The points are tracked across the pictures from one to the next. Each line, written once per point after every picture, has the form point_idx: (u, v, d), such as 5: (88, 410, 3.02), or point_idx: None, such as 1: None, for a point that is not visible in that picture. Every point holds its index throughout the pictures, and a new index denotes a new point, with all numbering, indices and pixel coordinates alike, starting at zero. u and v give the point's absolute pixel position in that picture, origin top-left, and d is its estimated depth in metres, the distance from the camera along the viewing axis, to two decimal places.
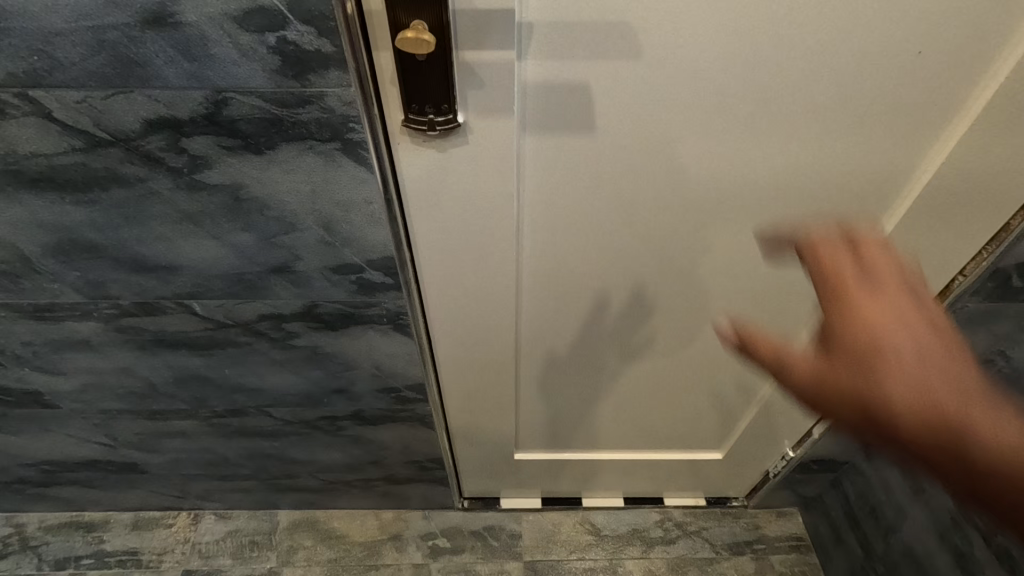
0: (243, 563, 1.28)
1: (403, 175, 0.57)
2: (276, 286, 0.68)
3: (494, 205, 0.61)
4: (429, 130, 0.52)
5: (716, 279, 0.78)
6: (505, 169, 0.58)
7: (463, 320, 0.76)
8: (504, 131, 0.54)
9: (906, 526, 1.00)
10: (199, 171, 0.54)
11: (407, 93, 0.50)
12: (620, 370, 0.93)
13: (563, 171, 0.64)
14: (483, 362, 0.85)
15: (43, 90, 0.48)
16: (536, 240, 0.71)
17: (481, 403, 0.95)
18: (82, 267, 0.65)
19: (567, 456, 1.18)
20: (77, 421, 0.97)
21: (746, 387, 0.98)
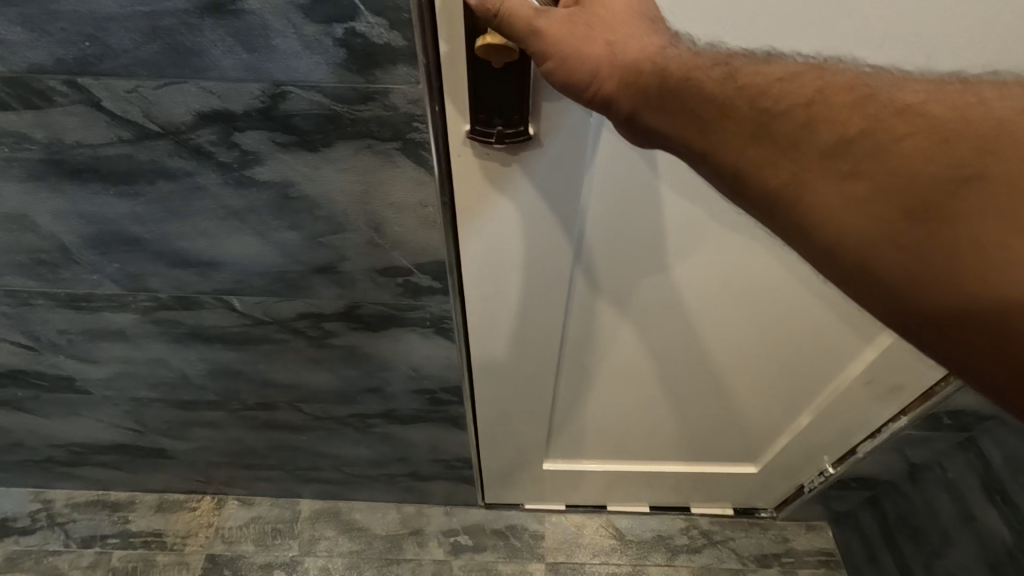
0: (265, 550, 1.28)
1: (460, 189, 0.54)
2: (319, 285, 0.65)
3: (553, 211, 0.56)
4: (496, 143, 0.48)
5: (770, 315, 0.73)
6: (572, 185, 0.54)
7: (504, 333, 0.73)
8: (576, 146, 0.51)
9: (951, 553, 0.97)
10: (249, 166, 0.51)
11: (477, 102, 0.46)
12: (656, 390, 0.89)
13: (632, 197, 0.57)
14: (517, 375, 0.81)
15: (92, 78, 0.45)
16: (592, 267, 0.66)
17: (513, 413, 0.92)
18: (122, 259, 0.63)
19: (589, 468, 1.14)
20: (108, 407, 0.96)
21: (787, 411, 0.95)
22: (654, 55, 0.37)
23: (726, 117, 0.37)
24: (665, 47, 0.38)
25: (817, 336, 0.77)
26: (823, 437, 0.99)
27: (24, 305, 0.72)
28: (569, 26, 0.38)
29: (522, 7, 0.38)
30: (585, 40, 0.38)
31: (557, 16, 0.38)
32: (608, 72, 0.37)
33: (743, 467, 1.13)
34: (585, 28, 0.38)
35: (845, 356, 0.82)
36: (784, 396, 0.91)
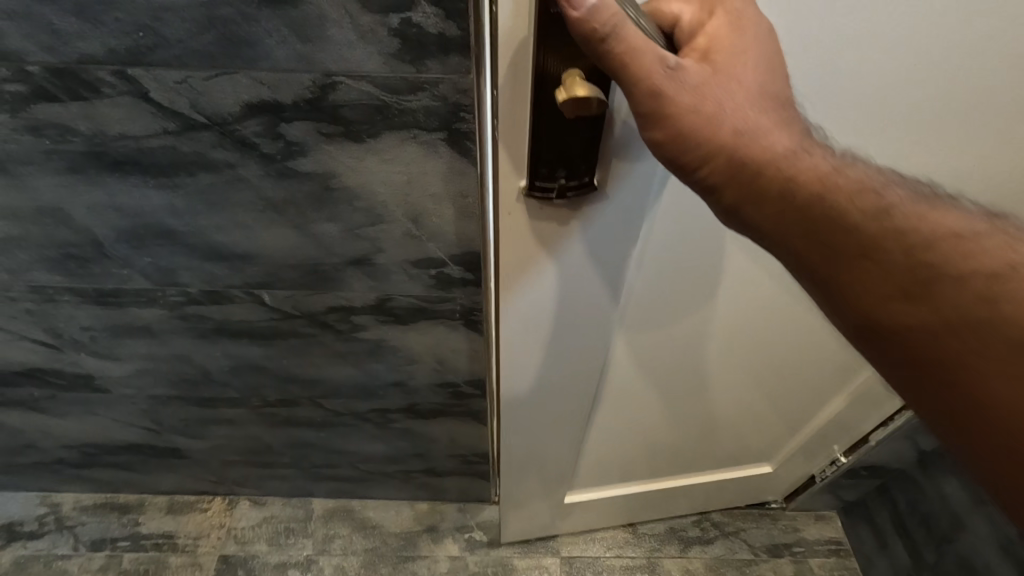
0: (279, 549, 1.28)
1: (510, 238, 0.51)
2: (352, 278, 0.66)
3: (604, 264, 0.54)
4: (556, 197, 0.46)
5: (783, 346, 0.78)
6: (628, 237, 0.52)
7: (539, 380, 0.70)
8: (639, 196, 0.48)
9: (963, 537, 1.00)
10: (292, 158, 0.52)
11: (539, 154, 0.43)
12: (667, 419, 0.89)
13: (671, 243, 0.56)
14: (540, 417, 0.78)
15: (143, 68, 0.45)
16: (631, 318, 0.66)
17: (525, 454, 0.87)
18: (155, 253, 0.63)
19: (587, 495, 1.09)
20: (125, 405, 0.95)
21: (795, 417, 0.96)
22: (779, 157, 0.35)
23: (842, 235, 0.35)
24: (794, 154, 0.36)
25: (824, 356, 0.82)
26: (829, 432, 1.01)
27: (50, 301, 0.71)
28: (690, 99, 0.34)
29: (647, 51, 0.33)
30: (708, 125, 0.34)
31: (679, 79, 0.34)
32: (723, 160, 0.35)
33: (761, 468, 1.13)
34: (713, 105, 0.34)
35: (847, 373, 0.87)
36: (791, 405, 0.93)
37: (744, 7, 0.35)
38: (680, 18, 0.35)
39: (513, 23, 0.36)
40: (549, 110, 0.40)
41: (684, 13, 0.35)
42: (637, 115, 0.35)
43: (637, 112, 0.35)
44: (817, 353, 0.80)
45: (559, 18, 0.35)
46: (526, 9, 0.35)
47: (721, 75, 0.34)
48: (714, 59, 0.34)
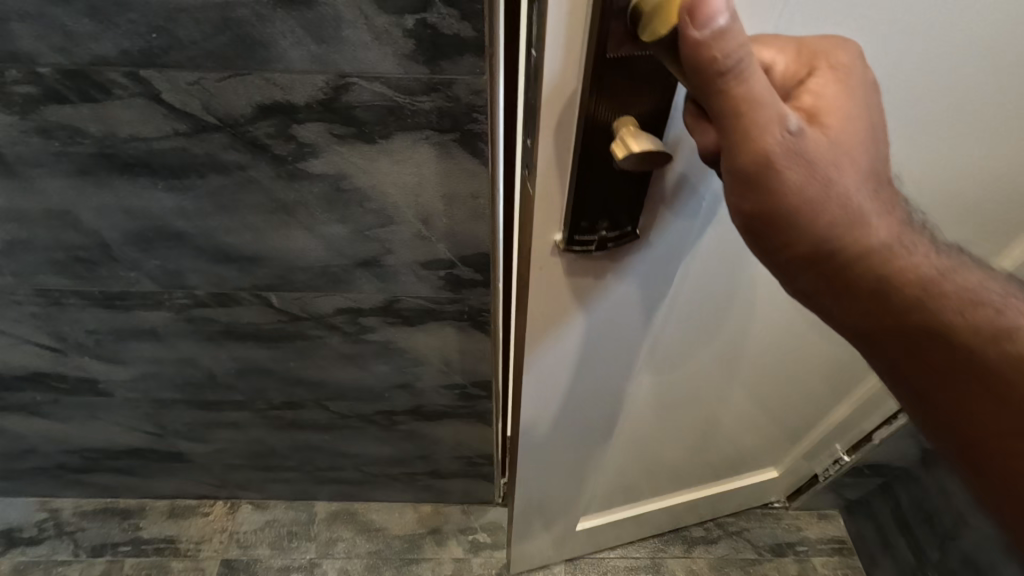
0: (282, 553, 1.27)
1: (548, 287, 0.50)
2: (361, 280, 0.66)
3: (637, 306, 0.56)
4: (596, 248, 0.46)
5: (791, 367, 0.81)
6: (663, 279, 0.53)
7: (566, 417, 0.70)
8: (676, 242, 0.50)
9: (966, 535, 1.00)
10: (304, 159, 0.52)
11: (582, 210, 0.43)
12: (681, 443, 0.90)
13: (699, 284, 0.57)
14: (561, 450, 0.77)
15: (156, 70, 0.45)
16: (660, 356, 0.66)
17: (541, 485, 0.85)
18: (162, 256, 0.63)
19: (598, 520, 1.07)
20: (129, 409, 0.95)
21: (796, 423, 0.98)
22: (861, 234, 0.34)
23: (867, 301, 0.36)
24: (863, 224, 0.34)
25: (829, 369, 0.85)
26: (824, 429, 1.03)
27: (55, 304, 0.71)
28: (797, 170, 0.32)
29: (770, 111, 0.30)
30: (799, 197, 0.32)
31: (794, 143, 0.31)
32: (804, 239, 0.34)
33: (766, 473, 1.16)
34: (819, 180, 0.32)
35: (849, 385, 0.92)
36: (794, 413, 0.95)
37: (851, 63, 0.34)
38: (776, 66, 0.34)
39: (563, 68, 0.35)
40: (594, 165, 0.40)
41: (778, 63, 0.34)
42: (730, 171, 0.32)
43: (731, 168, 0.32)
44: (821, 370, 0.85)
45: (615, 63, 0.34)
46: (571, 64, 0.35)
47: (829, 142, 0.32)
48: (818, 121, 0.33)
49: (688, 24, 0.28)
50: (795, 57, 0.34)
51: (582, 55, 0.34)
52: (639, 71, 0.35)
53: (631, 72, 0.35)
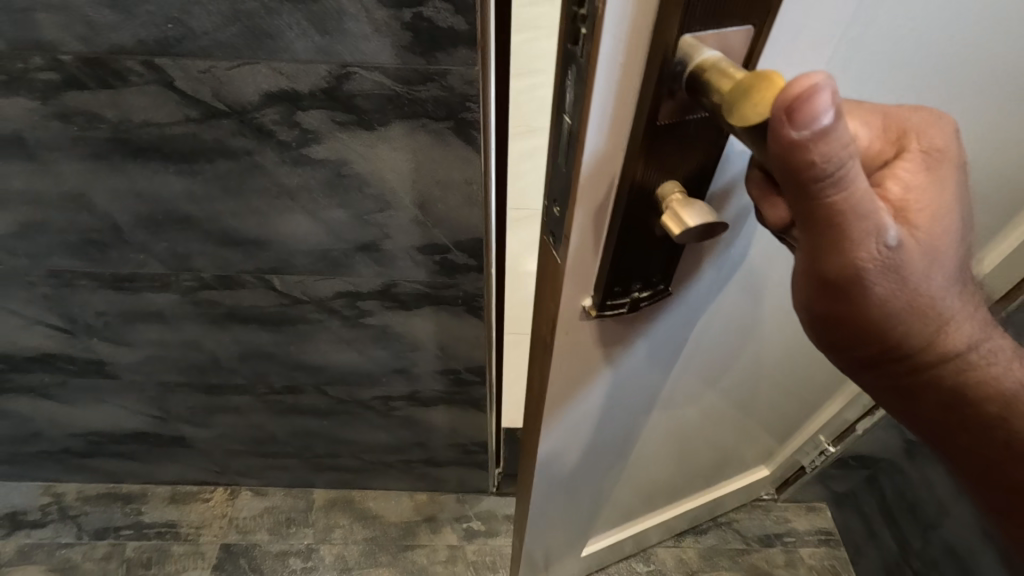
0: (280, 539, 1.30)
1: (575, 346, 0.52)
2: (360, 264, 0.69)
3: (656, 348, 0.59)
4: (628, 309, 0.48)
5: (782, 376, 0.87)
6: (679, 323, 0.58)
7: (590, 452, 0.73)
8: (693, 291, 0.54)
9: (947, 523, 1.01)
10: (307, 145, 0.55)
11: (617, 277, 0.44)
12: (684, 459, 0.94)
13: (710, 322, 0.62)
14: (577, 482, 0.79)
15: (170, 58, 0.48)
16: (676, 387, 0.70)
17: (553, 516, 0.86)
18: (171, 238, 0.66)
19: (607, 540, 1.09)
20: (134, 392, 0.98)
21: (783, 423, 1.04)
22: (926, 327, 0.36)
23: (909, 374, 0.38)
24: (933, 317, 0.35)
25: (813, 372, 0.91)
26: (807, 421, 1.09)
27: (66, 286, 0.74)
28: (885, 279, 0.32)
29: (864, 225, 0.30)
30: (875, 301, 0.33)
31: (884, 252, 0.31)
32: (873, 334, 0.35)
33: (759, 472, 1.21)
34: (897, 285, 0.33)
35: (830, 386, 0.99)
36: (782, 414, 1.00)
37: (941, 149, 0.34)
38: (860, 142, 0.33)
39: (606, 142, 0.36)
40: (634, 236, 0.41)
41: (864, 140, 0.34)
42: (807, 269, 0.33)
43: (812, 268, 0.33)
44: (806, 375, 0.91)
45: (659, 136, 0.35)
46: (613, 143, 0.36)
47: (913, 240, 0.33)
48: (905, 216, 0.33)
49: (785, 122, 0.26)
50: (882, 134, 0.34)
51: (625, 131, 0.35)
52: (686, 137, 0.36)
53: (674, 140, 0.36)
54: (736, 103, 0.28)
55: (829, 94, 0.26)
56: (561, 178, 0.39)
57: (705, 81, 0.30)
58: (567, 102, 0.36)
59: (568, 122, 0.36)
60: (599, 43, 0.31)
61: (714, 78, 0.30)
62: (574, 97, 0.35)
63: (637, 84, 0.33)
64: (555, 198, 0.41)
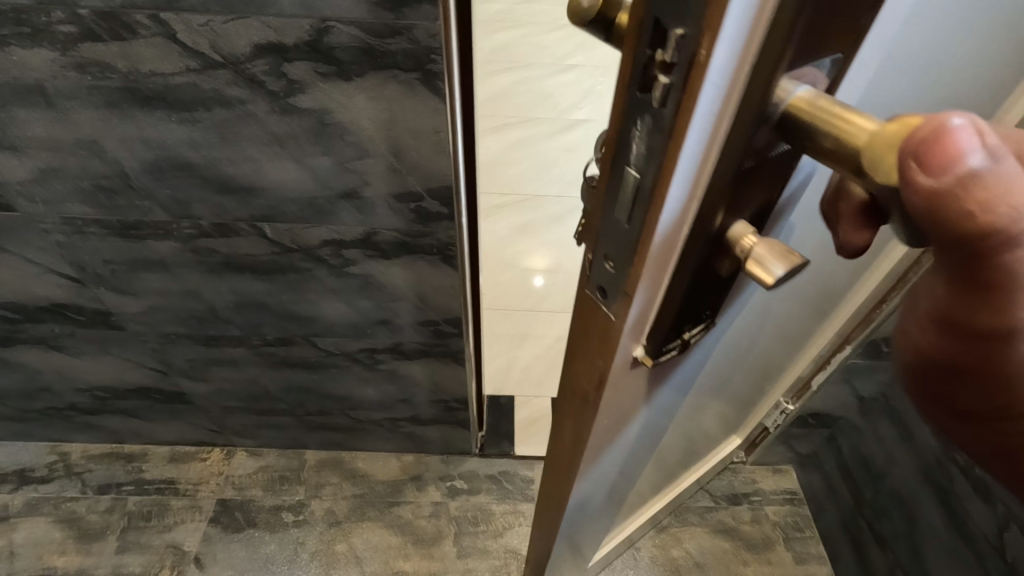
0: (274, 494, 1.37)
1: (618, 394, 0.49)
2: (343, 211, 0.76)
3: (678, 377, 0.61)
4: (681, 347, 0.45)
5: (762, 362, 0.92)
6: (700, 353, 0.59)
7: (612, 474, 0.74)
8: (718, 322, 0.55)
9: (893, 471, 1.07)
10: (294, 94, 0.62)
11: (673, 322, 0.41)
12: (680, 451, 0.99)
13: (721, 344, 0.64)
14: (600, 499, 0.81)
15: (174, 13, 0.56)
16: (687, 400, 0.73)
17: (573, 535, 0.86)
18: (173, 185, 0.73)
19: (613, 539, 1.14)
20: (137, 344, 1.05)
21: (754, 396, 1.10)
22: None
23: None
24: None
25: (783, 350, 0.97)
26: (773, 388, 1.15)
27: (77, 233, 0.82)
28: None
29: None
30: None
31: None
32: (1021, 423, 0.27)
33: (730, 443, 1.28)
34: None
35: (793, 356, 1.06)
36: (754, 389, 1.05)
37: None
38: None
39: (685, 198, 0.31)
40: (697, 279, 0.38)
41: None
42: (931, 311, 0.28)
43: (936, 314, 0.27)
44: (779, 354, 0.97)
45: (736, 181, 0.32)
46: (687, 197, 0.32)
47: None
48: None
49: (915, 169, 0.24)
50: None
51: (706, 184, 0.31)
52: (757, 173, 0.33)
53: (747, 179, 0.33)
54: (871, 150, 0.26)
55: (968, 134, 0.23)
56: (619, 234, 0.35)
57: (820, 125, 0.28)
58: (631, 155, 0.31)
59: (635, 177, 0.31)
60: (692, 99, 0.27)
61: (831, 121, 0.28)
62: (645, 150, 0.30)
63: (725, 135, 0.29)
64: (606, 253, 0.37)
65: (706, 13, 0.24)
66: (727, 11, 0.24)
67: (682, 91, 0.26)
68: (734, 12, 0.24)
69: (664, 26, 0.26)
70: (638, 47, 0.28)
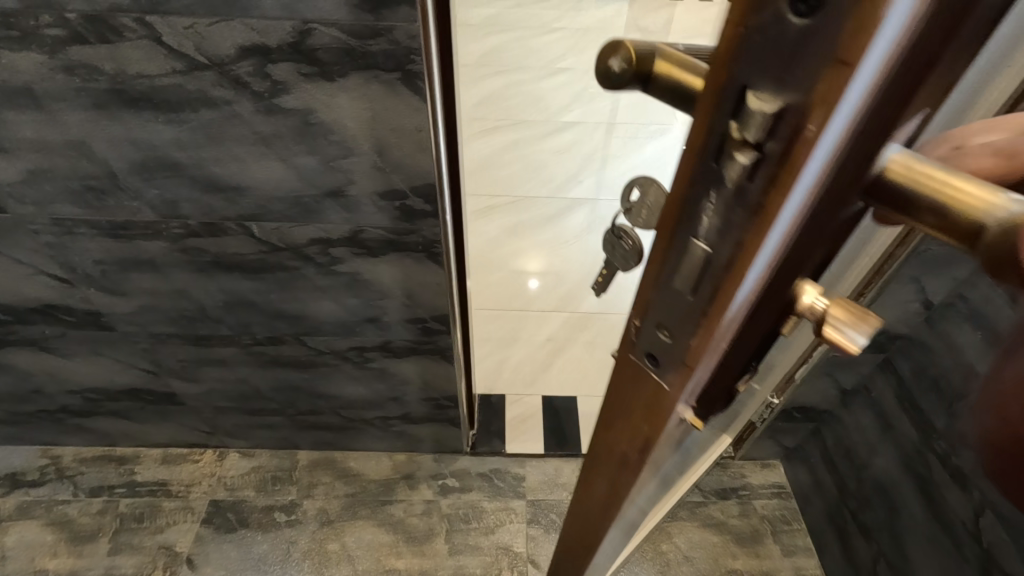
0: (266, 494, 1.37)
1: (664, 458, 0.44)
2: (329, 210, 0.78)
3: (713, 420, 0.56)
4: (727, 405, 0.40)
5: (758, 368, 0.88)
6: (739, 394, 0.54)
7: (639, 519, 0.68)
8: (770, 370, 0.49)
9: (876, 462, 1.09)
10: (278, 95, 0.64)
11: (727, 390, 0.36)
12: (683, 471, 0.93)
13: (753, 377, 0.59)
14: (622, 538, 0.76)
15: (159, 16, 0.58)
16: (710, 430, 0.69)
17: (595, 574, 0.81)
18: (161, 185, 0.75)
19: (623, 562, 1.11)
20: (128, 345, 1.06)
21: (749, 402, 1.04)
22: None
23: None
24: None
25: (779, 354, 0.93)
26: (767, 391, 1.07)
27: (67, 234, 0.83)
28: None
29: None
30: None
31: None
32: None
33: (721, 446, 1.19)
34: None
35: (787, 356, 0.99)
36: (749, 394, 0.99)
37: None
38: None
39: (768, 279, 0.26)
40: (760, 349, 0.33)
41: None
42: None
43: None
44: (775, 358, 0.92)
45: (819, 254, 0.27)
46: (768, 278, 0.26)
47: None
48: None
49: None
50: None
51: (792, 262, 0.26)
52: (842, 238, 0.28)
53: (831, 246, 0.27)
54: (991, 241, 0.21)
55: None
56: (677, 306, 0.30)
57: (923, 195, 0.22)
58: (700, 227, 0.26)
59: (706, 252, 0.27)
60: (792, 181, 0.22)
61: (937, 192, 0.22)
62: (722, 225, 0.25)
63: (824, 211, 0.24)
64: (660, 322, 0.32)
65: (821, 88, 0.19)
66: (852, 86, 0.19)
67: (780, 170, 0.22)
68: (860, 87, 0.19)
69: (757, 98, 0.21)
70: (719, 113, 0.23)
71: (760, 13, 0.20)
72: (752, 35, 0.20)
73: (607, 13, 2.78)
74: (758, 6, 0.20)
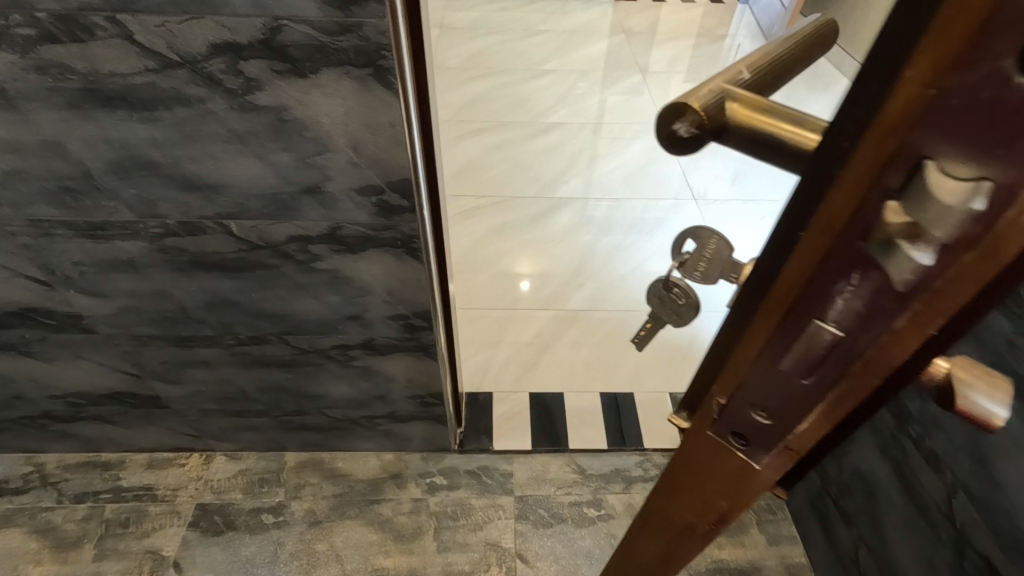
0: (253, 497, 1.37)
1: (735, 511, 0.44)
2: (307, 207, 0.79)
3: None
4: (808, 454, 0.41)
5: None
6: None
7: None
8: None
9: (855, 449, 1.11)
10: (251, 92, 0.65)
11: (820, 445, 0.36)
12: None
13: None
14: None
15: (130, 14, 0.59)
16: None
17: None
18: (138, 184, 0.75)
19: None
20: (110, 348, 1.06)
21: None
22: None
23: None
24: None
25: None
26: None
27: (45, 235, 0.83)
28: None
29: None
30: None
31: None
32: None
33: None
34: None
35: None
36: None
37: None
38: None
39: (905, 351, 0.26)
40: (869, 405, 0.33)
41: None
42: None
43: None
44: None
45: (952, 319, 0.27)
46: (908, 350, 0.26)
47: None
48: None
49: None
50: None
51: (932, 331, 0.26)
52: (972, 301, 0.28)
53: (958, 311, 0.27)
54: None
55: None
56: (789, 383, 0.30)
57: None
58: (833, 308, 0.26)
59: (835, 334, 0.27)
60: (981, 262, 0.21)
61: None
62: (862, 306, 0.25)
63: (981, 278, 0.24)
64: (761, 399, 0.32)
65: None
66: None
67: (966, 253, 0.21)
68: None
69: (949, 172, 0.20)
70: (883, 188, 0.22)
71: (963, 75, 0.18)
72: (949, 99, 0.19)
73: (591, 15, 2.81)
74: (957, 69, 0.18)
